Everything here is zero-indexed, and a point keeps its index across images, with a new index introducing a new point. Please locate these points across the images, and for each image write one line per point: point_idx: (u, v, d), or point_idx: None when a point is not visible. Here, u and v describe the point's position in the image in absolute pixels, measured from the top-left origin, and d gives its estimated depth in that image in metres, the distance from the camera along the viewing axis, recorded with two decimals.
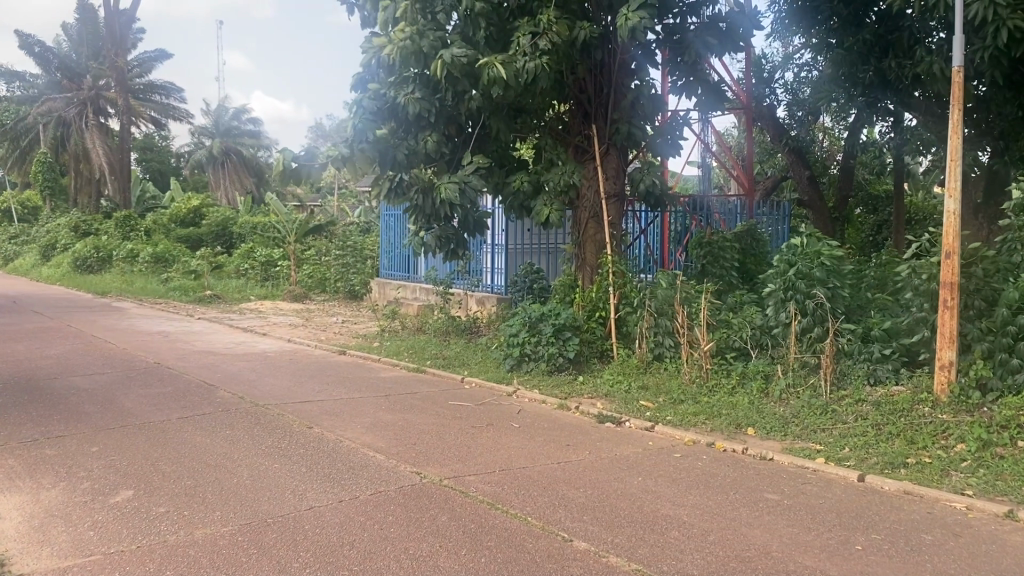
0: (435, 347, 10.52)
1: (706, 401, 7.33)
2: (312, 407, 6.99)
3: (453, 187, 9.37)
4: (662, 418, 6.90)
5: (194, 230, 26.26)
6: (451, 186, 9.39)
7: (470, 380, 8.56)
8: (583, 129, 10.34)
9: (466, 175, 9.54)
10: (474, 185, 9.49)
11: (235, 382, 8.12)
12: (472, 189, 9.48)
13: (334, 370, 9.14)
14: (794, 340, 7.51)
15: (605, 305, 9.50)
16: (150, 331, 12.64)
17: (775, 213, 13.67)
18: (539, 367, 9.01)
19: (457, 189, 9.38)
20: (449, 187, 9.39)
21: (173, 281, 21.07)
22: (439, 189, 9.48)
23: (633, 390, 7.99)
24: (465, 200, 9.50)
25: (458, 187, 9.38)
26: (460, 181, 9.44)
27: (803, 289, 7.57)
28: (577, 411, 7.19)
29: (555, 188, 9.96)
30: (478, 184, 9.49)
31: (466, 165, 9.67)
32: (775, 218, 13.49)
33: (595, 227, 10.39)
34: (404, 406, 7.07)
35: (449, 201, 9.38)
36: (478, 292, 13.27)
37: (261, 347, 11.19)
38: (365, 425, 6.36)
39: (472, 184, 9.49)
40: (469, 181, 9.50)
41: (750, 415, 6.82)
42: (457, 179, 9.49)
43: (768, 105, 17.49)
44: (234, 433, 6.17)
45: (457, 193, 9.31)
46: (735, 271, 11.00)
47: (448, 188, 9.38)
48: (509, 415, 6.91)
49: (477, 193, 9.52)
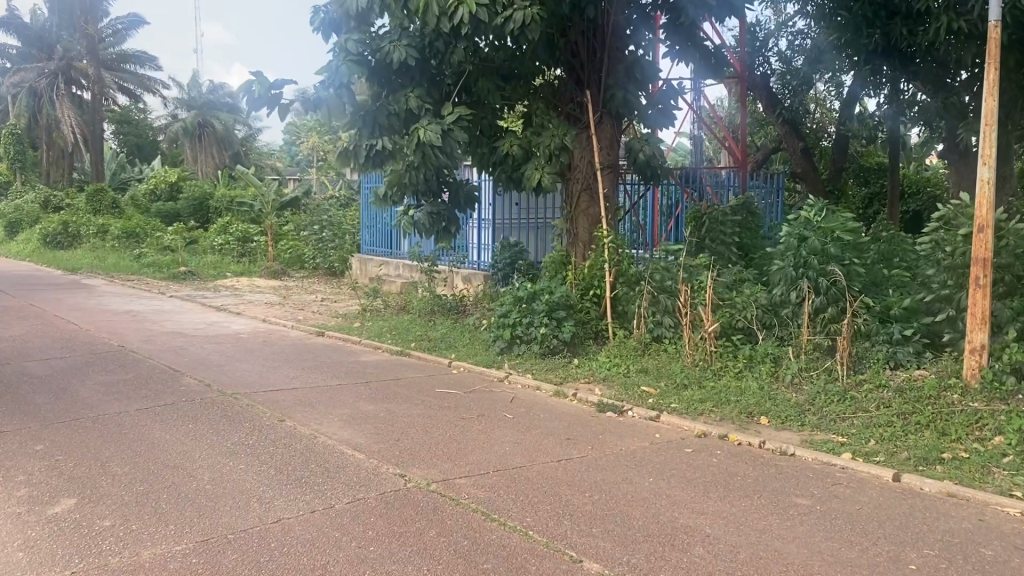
0: (419, 327, 9.92)
1: (712, 387, 6.78)
2: (285, 396, 6.38)
3: (433, 128, 8.70)
4: (666, 406, 6.35)
5: (169, 205, 25.48)
6: (431, 128, 8.74)
7: (457, 364, 7.97)
8: (576, 96, 9.69)
9: (449, 123, 8.88)
10: (456, 134, 8.86)
11: (202, 368, 7.49)
12: (454, 137, 8.84)
13: (311, 353, 8.52)
14: (807, 319, 6.98)
15: (601, 283, 8.92)
16: (117, 311, 11.98)
17: (770, 184, 13.35)
18: (531, 350, 8.44)
19: (438, 129, 8.71)
20: (429, 129, 8.72)
21: (145, 258, 20.37)
22: (418, 132, 8.77)
23: (633, 375, 7.42)
24: (446, 148, 8.83)
25: (439, 129, 8.72)
26: (441, 125, 8.77)
27: (816, 266, 7.03)
28: (574, 398, 6.61)
29: (547, 152, 9.34)
30: (461, 133, 8.86)
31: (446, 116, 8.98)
32: (770, 190, 13.16)
33: (588, 200, 9.76)
34: (386, 395, 6.48)
35: (429, 144, 8.69)
36: (463, 268, 12.70)
37: (234, 327, 10.55)
38: (343, 417, 5.76)
39: (454, 132, 8.87)
40: (450, 128, 8.85)
41: (763, 402, 6.27)
42: (438, 123, 8.81)
43: (761, 75, 16.87)
44: (197, 427, 5.55)
45: (436, 133, 8.65)
46: (733, 247, 10.45)
47: (429, 131, 8.70)
48: (500, 403, 6.34)
49: (459, 143, 8.89)
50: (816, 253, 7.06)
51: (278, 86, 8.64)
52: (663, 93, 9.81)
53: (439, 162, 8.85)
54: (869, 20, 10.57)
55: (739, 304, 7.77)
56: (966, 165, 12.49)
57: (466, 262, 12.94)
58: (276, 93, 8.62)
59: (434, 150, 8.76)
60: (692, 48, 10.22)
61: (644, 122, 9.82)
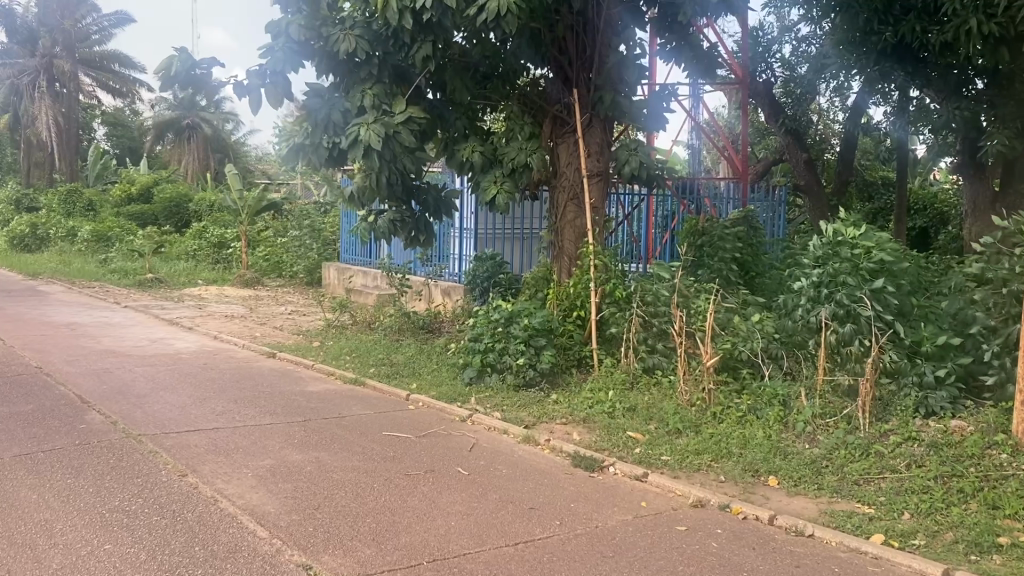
0: (383, 349, 8.87)
1: (711, 434, 5.77)
2: (199, 441, 5.31)
3: (376, 129, 7.67)
4: (655, 460, 5.34)
5: (146, 207, 24.43)
6: (374, 127, 7.70)
7: (416, 397, 6.91)
8: (562, 97, 8.71)
9: (396, 125, 7.83)
10: (402, 138, 7.80)
11: (117, 398, 6.42)
12: (399, 141, 7.80)
13: (253, 380, 7.45)
14: (824, 353, 6.07)
15: (584, 304, 7.97)
16: (58, 323, 10.92)
17: (769, 199, 12.45)
18: (504, 381, 7.37)
19: (382, 131, 7.68)
20: (371, 128, 7.69)
21: (113, 263, 19.34)
22: (359, 128, 7.74)
23: (619, 415, 6.42)
24: (388, 152, 7.80)
25: (382, 131, 7.67)
26: (385, 125, 7.73)
27: (850, 287, 6.08)
28: (546, 446, 5.55)
29: (510, 166, 8.26)
30: (408, 137, 7.82)
31: (399, 113, 7.89)
32: (769, 204, 12.30)
33: (574, 212, 8.76)
34: (321, 441, 5.42)
35: (367, 145, 7.67)
36: (442, 281, 11.73)
37: (178, 345, 9.49)
38: (257, 473, 4.71)
39: (400, 135, 7.81)
40: (397, 130, 7.80)
41: (771, 459, 5.25)
42: (385, 124, 7.76)
43: (764, 82, 15.94)
44: (73, 484, 4.47)
45: (378, 136, 7.62)
46: (733, 266, 9.41)
47: (370, 130, 7.68)
48: (458, 453, 5.30)
49: (404, 148, 7.84)
50: (842, 273, 6.13)
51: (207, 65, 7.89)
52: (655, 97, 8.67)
53: (381, 168, 7.84)
54: (882, 14, 9.50)
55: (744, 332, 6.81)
56: (979, 179, 11.42)
57: (445, 275, 11.94)
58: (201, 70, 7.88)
59: (372, 152, 7.74)
60: (687, 47, 9.22)
61: (637, 126, 8.71)
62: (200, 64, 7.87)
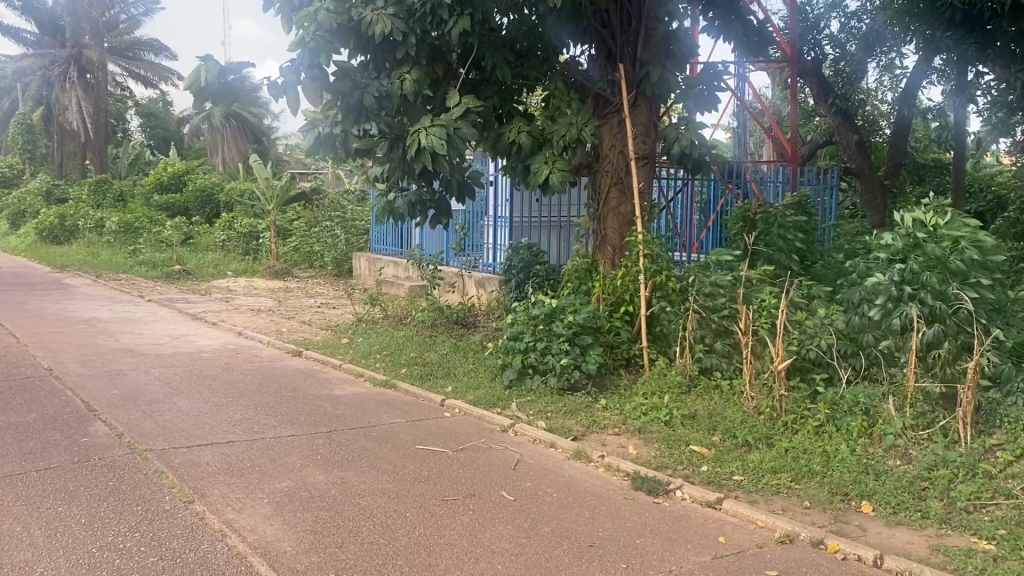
0: (415, 347, 8.28)
1: (783, 450, 5.11)
2: (211, 458, 4.74)
3: (437, 132, 7.05)
4: (726, 482, 4.69)
5: (176, 196, 24.05)
6: (433, 131, 7.08)
7: (451, 403, 6.29)
8: (605, 75, 8.06)
9: (453, 120, 7.21)
10: (464, 133, 7.15)
11: (127, 406, 5.87)
12: (461, 138, 7.13)
13: (275, 383, 6.87)
14: (912, 357, 5.24)
15: (634, 298, 7.31)
16: (78, 318, 10.45)
17: (821, 182, 11.64)
18: (547, 384, 6.73)
19: (442, 133, 7.06)
20: (431, 132, 7.06)
21: (140, 254, 18.97)
22: (417, 136, 7.12)
23: (676, 425, 5.79)
24: (452, 152, 7.15)
25: (444, 134, 7.05)
26: (444, 125, 7.10)
27: (935, 286, 5.28)
28: (600, 464, 4.90)
29: (561, 143, 7.59)
30: (468, 131, 7.17)
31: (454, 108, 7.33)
32: (821, 188, 11.49)
33: (618, 198, 8.07)
34: (346, 457, 4.82)
35: (432, 152, 7.04)
36: (476, 272, 11.12)
37: (200, 342, 8.97)
38: (275, 500, 4.12)
39: (460, 131, 7.16)
40: (456, 126, 7.17)
41: (861, 479, 4.57)
42: (442, 123, 7.14)
43: (812, 60, 14.97)
44: (63, 514, 3.90)
45: (441, 140, 6.98)
46: (791, 254, 8.64)
47: (431, 134, 7.05)
48: (499, 472, 4.67)
49: (466, 144, 7.18)
50: (919, 270, 5.36)
51: (236, 68, 7.05)
52: (706, 73, 7.97)
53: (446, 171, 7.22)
54: None
55: (810, 330, 6.19)
56: None
57: (479, 265, 11.31)
58: (232, 76, 7.03)
59: (438, 158, 7.13)
60: (735, 21, 8.53)
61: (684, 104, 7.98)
62: (229, 70, 7.01)
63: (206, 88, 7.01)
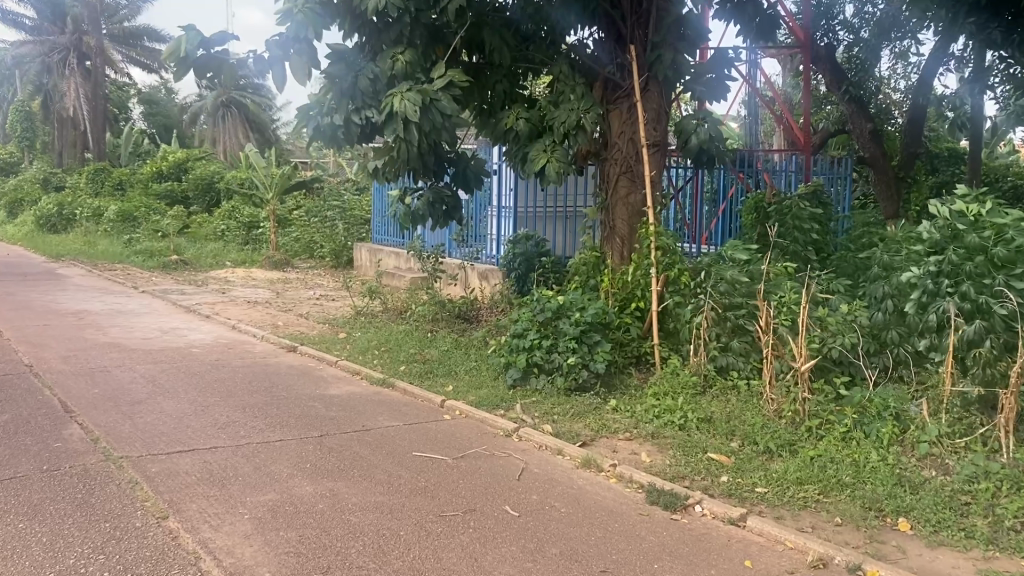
0: (415, 342, 7.92)
1: (810, 459, 4.75)
2: (190, 467, 4.38)
3: (412, 97, 6.60)
4: (748, 494, 4.33)
5: (176, 185, 23.68)
6: (409, 96, 6.64)
7: (451, 404, 5.93)
8: (615, 58, 7.69)
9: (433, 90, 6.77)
10: (442, 106, 6.72)
11: (106, 407, 5.52)
12: (437, 109, 6.71)
13: (266, 382, 6.51)
14: (951, 352, 4.87)
15: (645, 293, 7.02)
16: (67, 310, 10.11)
17: (834, 171, 11.22)
18: (553, 384, 6.35)
19: (418, 99, 6.61)
20: (407, 97, 6.62)
21: (137, 244, 18.63)
22: (393, 98, 6.69)
23: (691, 431, 5.43)
24: (427, 123, 6.70)
25: (418, 100, 6.59)
26: (422, 92, 6.66)
27: (977, 279, 4.90)
28: (611, 474, 4.53)
29: (561, 130, 7.19)
30: (447, 103, 6.74)
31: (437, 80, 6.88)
32: (834, 177, 11.07)
33: (628, 185, 7.67)
34: (338, 466, 4.46)
35: (404, 118, 6.60)
36: (479, 265, 10.76)
37: (191, 336, 8.61)
38: (257, 516, 3.75)
39: (438, 101, 6.72)
40: (435, 96, 6.72)
41: (896, 492, 4.21)
42: (421, 90, 6.70)
43: (824, 46, 14.53)
44: (23, 531, 3.54)
45: (415, 105, 6.55)
46: (808, 247, 8.27)
47: (406, 99, 6.61)
48: (502, 483, 4.31)
49: (444, 117, 6.74)
50: (958, 260, 5.03)
51: (220, 41, 6.67)
52: (719, 58, 7.60)
53: (418, 143, 6.75)
54: None
55: (832, 327, 5.87)
56: None
57: (482, 257, 10.94)
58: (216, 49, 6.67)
59: (411, 124, 6.66)
60: (748, 3, 8.14)
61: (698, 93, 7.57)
62: (212, 41, 6.65)
63: (188, 60, 6.64)
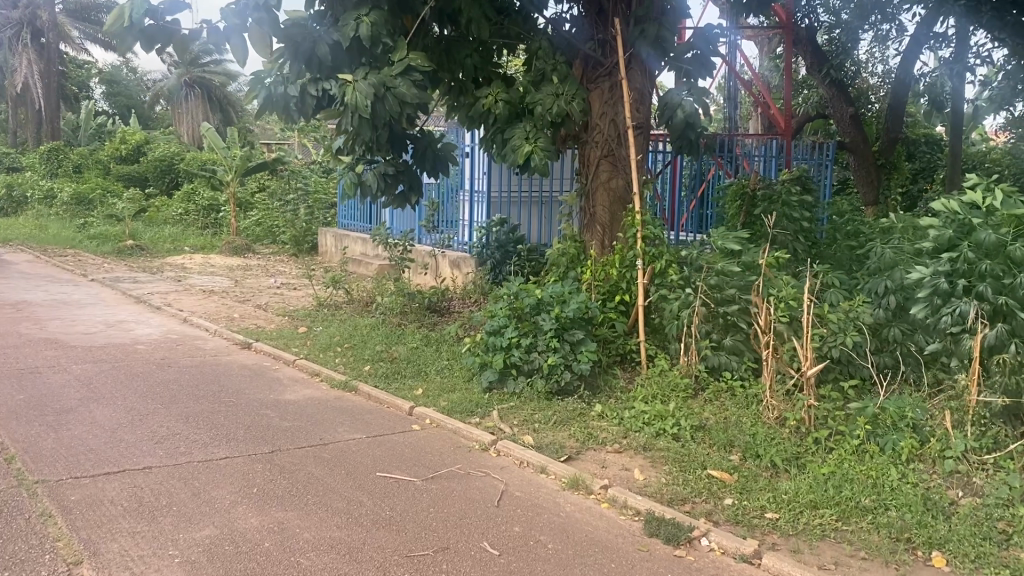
0: (381, 338, 7.33)
1: (820, 479, 4.25)
2: (117, 494, 3.77)
3: (364, 88, 6.00)
4: (759, 522, 3.82)
5: (134, 167, 22.73)
6: (361, 87, 6.03)
7: (420, 412, 5.37)
8: (597, 33, 7.06)
9: (391, 77, 6.15)
10: (399, 94, 6.10)
11: (27, 419, 4.87)
12: (394, 98, 6.09)
13: (216, 385, 5.90)
14: (979, 353, 4.34)
15: (630, 286, 6.47)
16: (6, 301, 9.35)
17: (816, 155, 10.75)
18: (533, 388, 5.81)
19: (371, 90, 6.01)
20: (358, 88, 6.02)
21: (91, 228, 17.76)
22: (344, 87, 6.11)
23: (686, 443, 4.90)
24: (382, 114, 6.13)
25: (371, 92, 6.00)
26: (377, 82, 6.05)
27: (995, 279, 4.45)
28: (603, 498, 4.00)
29: (545, 116, 6.65)
30: (405, 91, 6.11)
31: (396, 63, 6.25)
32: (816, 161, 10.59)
33: (609, 170, 7.12)
34: (291, 492, 3.88)
35: (355, 111, 6.03)
36: (450, 252, 10.17)
37: (137, 332, 7.93)
38: (191, 561, 3.16)
39: (394, 89, 6.11)
40: (392, 84, 6.12)
41: (926, 519, 3.72)
42: (376, 79, 6.09)
43: (806, 28, 13.79)
44: None
45: (366, 98, 5.96)
46: (798, 237, 7.77)
47: (357, 90, 6.02)
48: (480, 511, 3.76)
49: (401, 106, 6.13)
50: (974, 259, 4.54)
51: (168, 10, 5.99)
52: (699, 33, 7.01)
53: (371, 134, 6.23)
54: None
55: (833, 325, 5.41)
56: None
57: (454, 244, 10.35)
58: (164, 18, 6.00)
59: (363, 120, 6.13)
60: None
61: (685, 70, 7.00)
62: (160, 10, 5.96)
63: (133, 30, 5.93)
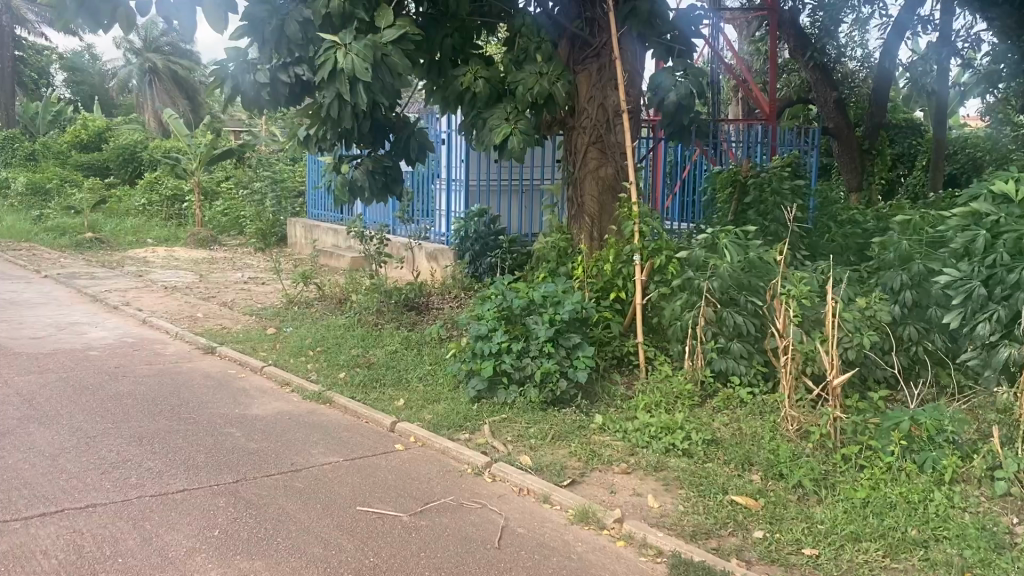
0: (356, 340, 6.78)
1: (857, 504, 3.78)
2: (52, 543, 3.21)
3: (362, 52, 5.35)
4: (799, 561, 3.36)
5: (94, 155, 21.80)
6: (355, 50, 5.38)
7: (402, 428, 4.84)
8: (581, 10, 6.48)
9: (382, 44, 5.49)
10: (393, 63, 5.49)
11: None
12: (387, 68, 5.48)
13: (174, 398, 5.32)
14: None
15: (626, 283, 5.96)
16: None
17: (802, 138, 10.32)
18: (525, 398, 5.29)
19: (368, 54, 5.36)
20: (352, 51, 5.36)
21: (48, 220, 16.92)
22: (335, 52, 5.41)
23: (699, 461, 4.42)
24: (377, 85, 5.49)
25: (370, 55, 5.36)
26: (371, 45, 5.40)
27: None
28: (617, 534, 3.52)
29: (527, 97, 6.06)
30: (399, 62, 5.50)
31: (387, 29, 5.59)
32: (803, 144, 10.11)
33: (598, 158, 6.59)
34: (260, 534, 3.34)
35: (351, 78, 5.35)
36: (427, 245, 9.62)
37: (90, 335, 7.28)
38: None
39: (389, 58, 5.49)
40: (385, 52, 5.48)
41: (988, 555, 3.27)
42: (369, 42, 5.43)
43: (788, 11, 13.11)
44: None
45: (365, 62, 5.31)
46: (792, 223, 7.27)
47: (352, 54, 5.36)
48: (479, 554, 3.26)
49: (395, 79, 5.53)
50: (1012, 265, 4.23)
51: None
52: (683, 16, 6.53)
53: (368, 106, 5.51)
54: None
55: (851, 325, 4.81)
56: None
57: (431, 236, 9.79)
58: None
59: (357, 84, 5.40)
60: None
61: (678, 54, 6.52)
62: None
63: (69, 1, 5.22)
